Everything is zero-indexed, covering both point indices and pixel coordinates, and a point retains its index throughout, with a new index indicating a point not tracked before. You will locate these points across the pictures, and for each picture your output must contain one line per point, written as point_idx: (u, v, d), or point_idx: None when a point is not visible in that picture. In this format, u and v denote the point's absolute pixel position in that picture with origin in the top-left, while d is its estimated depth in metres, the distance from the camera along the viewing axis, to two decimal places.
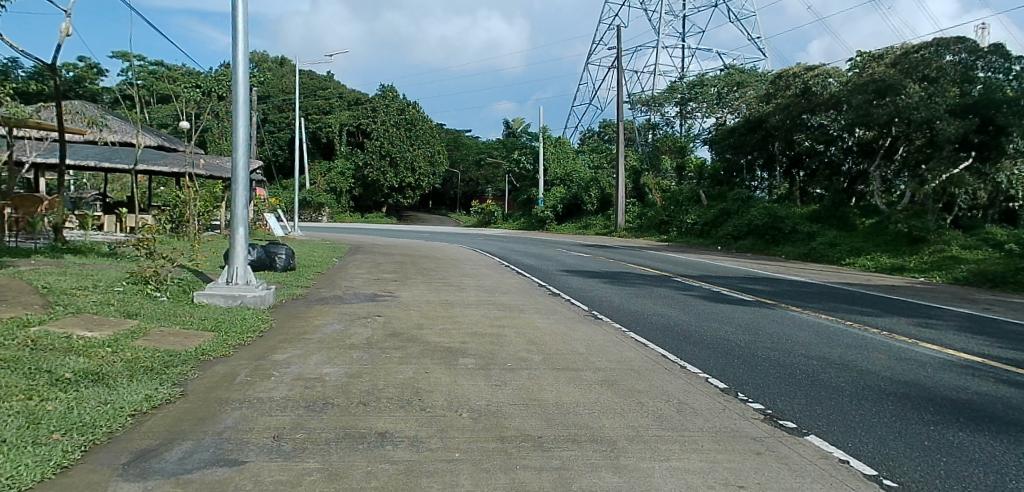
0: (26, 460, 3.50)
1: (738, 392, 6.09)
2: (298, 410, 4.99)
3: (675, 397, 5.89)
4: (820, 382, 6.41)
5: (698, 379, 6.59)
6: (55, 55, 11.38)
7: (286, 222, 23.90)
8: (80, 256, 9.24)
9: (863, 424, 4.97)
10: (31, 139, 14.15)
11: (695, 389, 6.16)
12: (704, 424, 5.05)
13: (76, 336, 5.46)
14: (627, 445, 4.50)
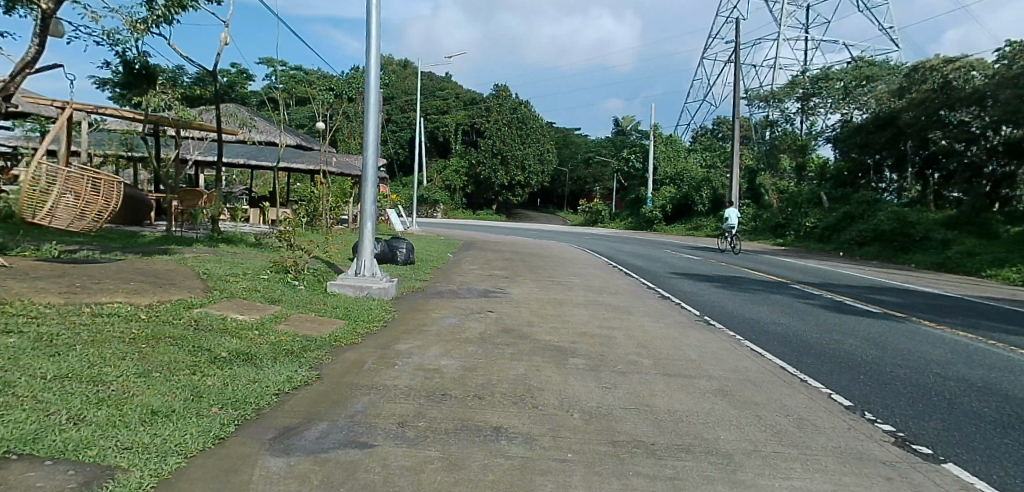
0: (191, 430, 3.88)
1: (864, 411, 5.62)
2: (419, 400, 5.17)
3: (796, 413, 5.53)
4: (959, 405, 5.78)
5: (820, 394, 6.17)
6: (217, 62, 12.56)
7: (405, 217, 24.83)
8: (232, 245, 10.11)
9: (1011, 456, 4.41)
10: (194, 140, 15.69)
11: (817, 405, 5.75)
12: (828, 443, 4.70)
13: (231, 318, 5.99)
14: (746, 460, 4.27)
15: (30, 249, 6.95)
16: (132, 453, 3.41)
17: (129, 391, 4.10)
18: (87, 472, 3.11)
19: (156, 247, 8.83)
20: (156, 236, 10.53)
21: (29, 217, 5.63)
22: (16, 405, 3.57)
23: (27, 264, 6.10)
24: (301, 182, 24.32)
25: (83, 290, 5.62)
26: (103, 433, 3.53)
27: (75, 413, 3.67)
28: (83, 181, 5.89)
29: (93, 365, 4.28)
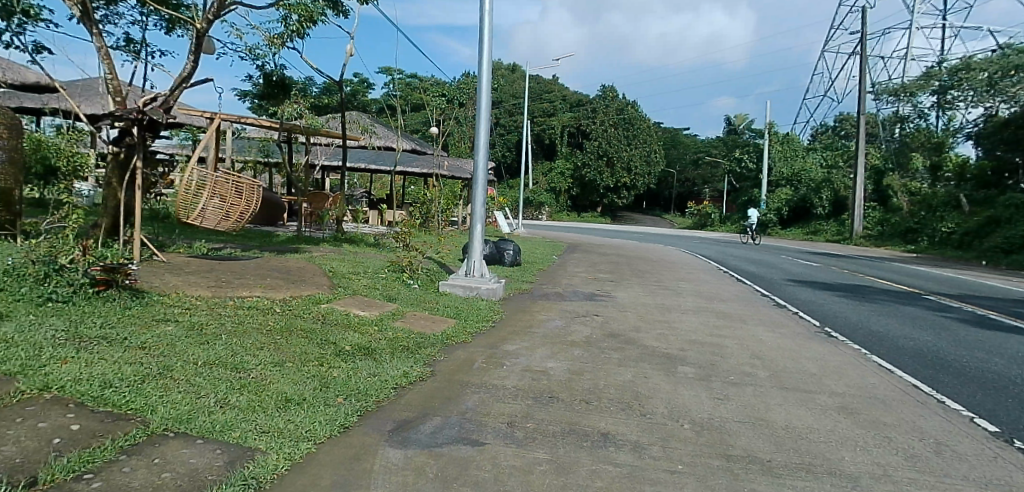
0: (319, 418, 4.11)
1: (1015, 439, 4.99)
2: (527, 401, 5.20)
3: (933, 436, 5.01)
4: None
5: (960, 417, 5.55)
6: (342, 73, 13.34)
7: (512, 219, 25.17)
8: (353, 245, 10.71)
9: None
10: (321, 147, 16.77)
11: (958, 430, 5.18)
12: (971, 473, 4.22)
13: (353, 314, 6.33)
14: (875, 485, 3.93)
15: (185, 246, 7.73)
16: (269, 437, 3.66)
17: (267, 379, 4.39)
18: (232, 452, 3.37)
19: (289, 245, 9.54)
20: (287, 236, 11.37)
21: (186, 218, 6.32)
22: (174, 385, 3.88)
23: (181, 259, 6.77)
24: (415, 184, 25.34)
25: (227, 284, 6.16)
26: (245, 417, 3.80)
27: (222, 396, 3.95)
28: (228, 185, 6.40)
29: (237, 353, 4.62)
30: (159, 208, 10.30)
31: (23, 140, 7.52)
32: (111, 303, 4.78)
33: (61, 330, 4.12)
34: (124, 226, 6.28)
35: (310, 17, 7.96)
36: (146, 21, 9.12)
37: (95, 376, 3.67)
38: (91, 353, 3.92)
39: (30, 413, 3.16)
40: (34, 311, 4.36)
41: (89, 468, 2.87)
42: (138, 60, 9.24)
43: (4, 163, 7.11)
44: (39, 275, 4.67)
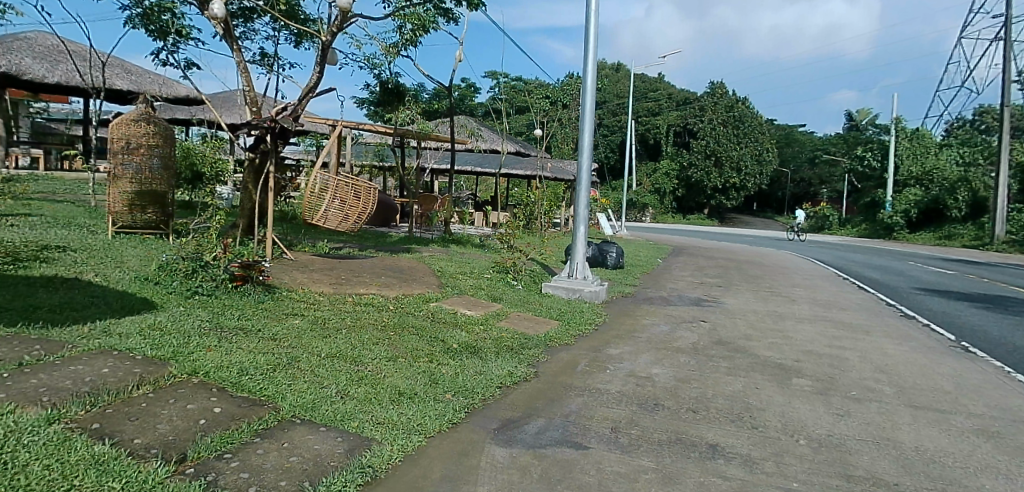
0: (429, 412, 4.23)
1: None
2: (631, 407, 5.08)
3: None
4: None
5: None
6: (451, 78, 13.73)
7: (615, 222, 24.83)
8: (459, 246, 11.02)
9: None
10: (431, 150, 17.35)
11: None
12: None
13: (461, 313, 6.50)
14: None
15: (309, 245, 8.28)
16: (383, 428, 3.81)
17: (381, 373, 4.58)
18: (350, 441, 3.55)
19: (400, 245, 9.97)
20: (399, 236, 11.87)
21: (312, 218, 6.80)
22: (301, 376, 4.14)
23: (306, 258, 7.26)
24: (519, 186, 25.63)
25: (346, 282, 6.52)
26: (362, 408, 3.99)
27: (342, 388, 4.18)
28: (347, 187, 6.77)
29: (355, 348, 4.86)
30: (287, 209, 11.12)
31: (177, 149, 8.32)
32: (247, 297, 5.20)
33: (206, 321, 4.54)
34: (258, 226, 6.82)
35: (423, 25, 8.26)
36: (278, 36, 9.87)
37: (234, 363, 3.98)
38: (231, 342, 4.28)
39: (182, 393, 3.46)
40: (184, 303, 4.83)
41: (228, 449, 3.13)
42: (271, 73, 10.03)
43: (158, 169, 8.03)
44: (188, 269, 5.15)
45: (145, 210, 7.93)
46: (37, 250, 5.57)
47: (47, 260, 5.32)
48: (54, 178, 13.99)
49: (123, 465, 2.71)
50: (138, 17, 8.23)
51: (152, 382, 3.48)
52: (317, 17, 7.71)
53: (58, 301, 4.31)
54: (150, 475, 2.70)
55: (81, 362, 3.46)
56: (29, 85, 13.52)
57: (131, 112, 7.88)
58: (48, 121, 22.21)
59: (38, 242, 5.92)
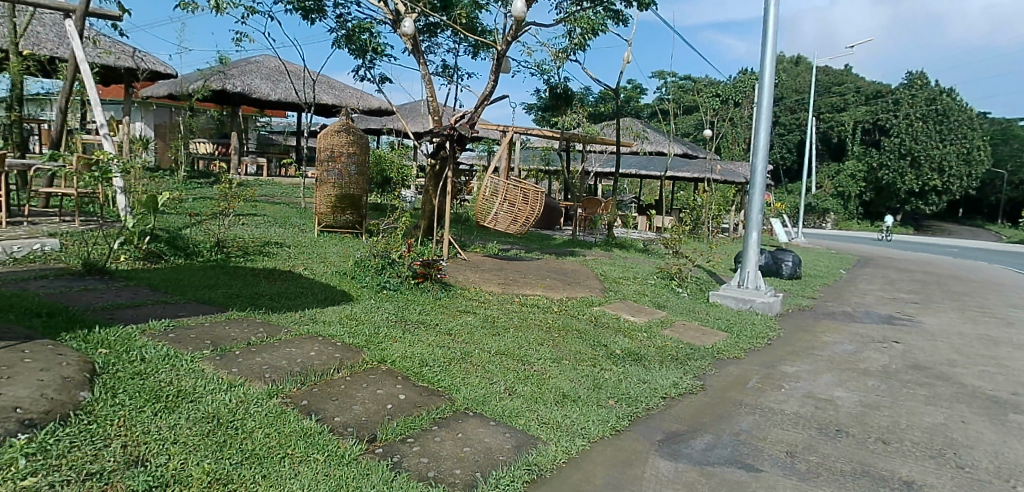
0: (593, 417, 4.16)
1: None
2: (809, 431, 4.62)
3: None
4: None
5: None
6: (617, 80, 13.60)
7: (789, 228, 23.07)
8: (622, 250, 10.90)
9: None
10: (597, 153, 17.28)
11: None
12: None
13: (624, 318, 6.40)
14: None
15: (480, 246, 8.69)
16: (548, 428, 3.84)
17: (545, 373, 4.63)
18: (518, 437, 3.63)
19: (564, 248, 10.11)
20: (563, 239, 12.02)
21: (483, 221, 7.14)
22: (473, 371, 4.33)
23: (477, 258, 7.63)
24: (684, 189, 24.69)
25: (514, 282, 6.75)
26: (528, 406, 4.06)
27: (510, 385, 4.29)
28: (516, 191, 6.99)
29: (522, 347, 4.97)
30: (460, 212, 11.80)
31: (370, 156, 9.19)
32: (426, 293, 5.60)
33: (393, 314, 4.95)
34: (436, 227, 7.31)
35: (592, 29, 8.26)
36: (459, 48, 10.50)
37: (416, 355, 4.28)
38: (412, 335, 4.61)
39: (373, 379, 3.79)
40: (375, 296, 5.32)
41: (410, 433, 3.35)
42: (450, 83, 10.70)
43: (354, 175, 8.89)
44: (378, 265, 5.65)
45: (344, 213, 8.83)
46: (261, 245, 6.46)
47: (268, 255, 6.15)
48: (274, 182, 16.24)
49: (325, 440, 3.01)
50: (342, 38, 9.20)
51: (349, 367, 3.84)
52: (494, 28, 8.07)
53: (277, 290, 4.95)
54: (346, 451, 2.97)
55: (294, 345, 3.93)
56: (256, 102, 15.81)
57: (334, 123, 8.86)
58: (272, 132, 25.84)
59: (261, 238, 6.88)
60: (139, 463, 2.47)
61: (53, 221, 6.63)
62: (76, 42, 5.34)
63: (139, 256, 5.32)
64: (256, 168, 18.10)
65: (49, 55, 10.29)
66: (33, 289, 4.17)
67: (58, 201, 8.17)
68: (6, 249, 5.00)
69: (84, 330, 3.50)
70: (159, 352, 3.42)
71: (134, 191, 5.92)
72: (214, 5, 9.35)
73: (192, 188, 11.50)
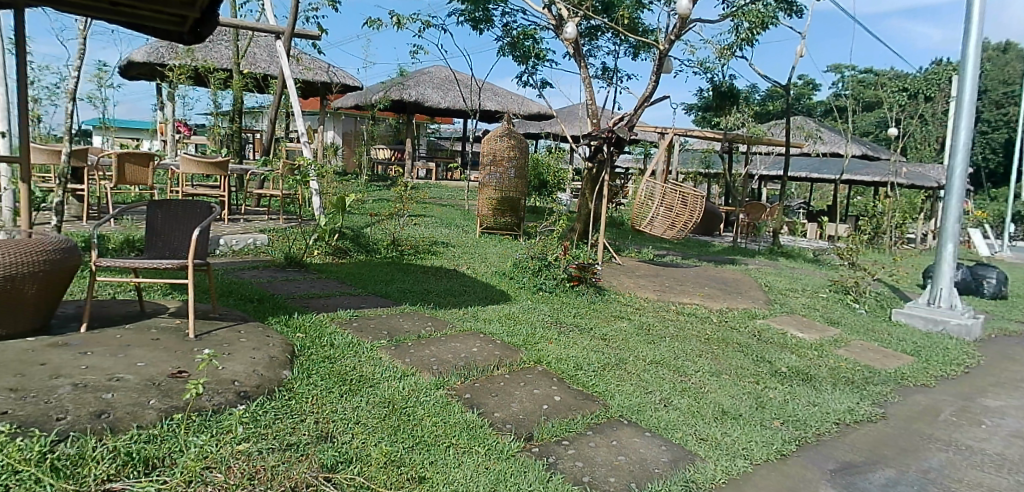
0: (755, 438, 3.78)
1: None
2: (1018, 477, 3.85)
3: None
4: None
5: None
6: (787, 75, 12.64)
7: (994, 241, 19.91)
8: (789, 259, 10.12)
9: None
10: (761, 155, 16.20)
11: None
12: None
13: (791, 334, 5.91)
14: None
15: (635, 251, 8.53)
16: (707, 445, 3.57)
17: (703, 386, 4.36)
18: (674, 451, 3.44)
19: (724, 255, 9.61)
20: (722, 246, 11.41)
21: (640, 225, 7.04)
22: (627, 378, 4.21)
23: (632, 263, 7.50)
24: (864, 195, 22.28)
25: (670, 290, 6.54)
26: (684, 420, 3.83)
27: (666, 396, 4.09)
28: (673, 195, 6.76)
29: (679, 357, 4.76)
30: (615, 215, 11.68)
31: (529, 160, 9.36)
32: (581, 296, 5.60)
33: (548, 316, 5.01)
34: (592, 231, 7.30)
35: (762, 22, 7.76)
36: (619, 50, 10.39)
37: (572, 358, 4.28)
38: (567, 338, 4.63)
39: (530, 379, 3.84)
40: (531, 297, 5.43)
41: (565, 436, 3.33)
42: (610, 86, 10.63)
43: (513, 178, 9.12)
44: (535, 268, 5.78)
45: (503, 215, 9.10)
46: (429, 244, 6.89)
47: (435, 254, 6.54)
48: (441, 185, 17.25)
49: (486, 434, 3.10)
50: (507, 46, 9.51)
51: (508, 365, 3.94)
52: (656, 27, 7.88)
53: (443, 287, 5.24)
54: (505, 446, 3.03)
55: (458, 340, 4.12)
56: (427, 110, 16.94)
57: (497, 129, 9.23)
58: (440, 138, 27.57)
59: (430, 238, 7.32)
60: (327, 439, 2.72)
61: (263, 219, 7.61)
62: (283, 61, 6.03)
63: (328, 251, 5.89)
64: (425, 172, 19.38)
65: (262, 73, 11.84)
66: (247, 278, 4.81)
67: (266, 201, 9.42)
68: (227, 242, 5.80)
69: (286, 315, 3.96)
70: (344, 340, 3.76)
71: (326, 193, 6.61)
72: (395, 21, 10.18)
73: (371, 190, 12.62)
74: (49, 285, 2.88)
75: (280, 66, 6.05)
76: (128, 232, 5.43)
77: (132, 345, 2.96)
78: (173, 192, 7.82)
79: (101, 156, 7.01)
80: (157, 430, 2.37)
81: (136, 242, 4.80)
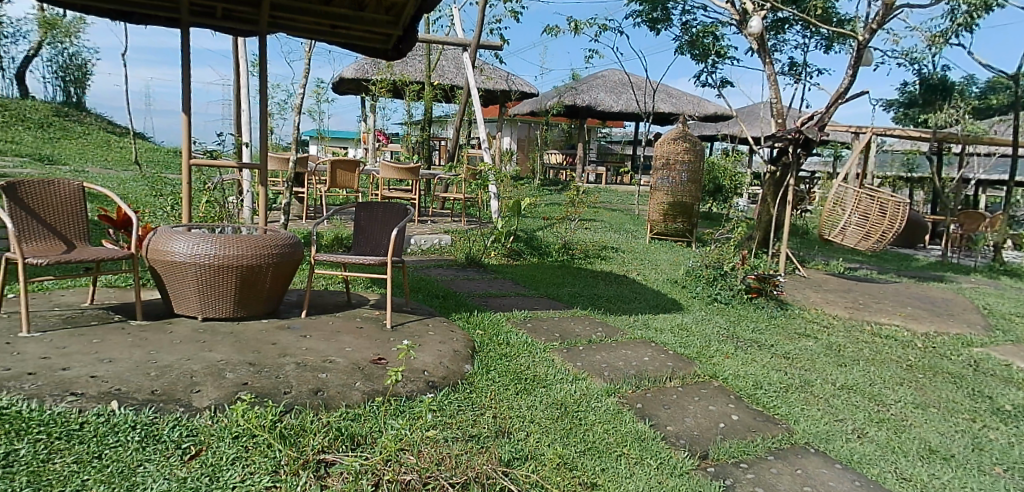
0: (972, 483, 3.11)
1: None
2: None
3: None
4: None
5: None
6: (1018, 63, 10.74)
7: None
8: (1015, 279, 8.58)
9: None
10: (978, 157, 13.94)
11: None
12: None
13: (1018, 366, 4.96)
14: None
15: (822, 263, 7.81)
16: (910, 486, 3.00)
17: (907, 418, 3.78)
18: (870, 489, 2.90)
19: (930, 272, 8.42)
20: (926, 261, 10.02)
21: (828, 235, 6.48)
22: (813, 402, 3.81)
23: (820, 276, 6.89)
24: None
25: (864, 308, 5.89)
26: (882, 454, 3.29)
27: (859, 426, 3.60)
28: (870, 201, 6.11)
29: (875, 384, 4.22)
30: (798, 223, 10.80)
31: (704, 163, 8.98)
32: (760, 309, 5.27)
33: (725, 328, 4.76)
34: (772, 239, 6.83)
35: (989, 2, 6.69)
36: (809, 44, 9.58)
37: (751, 375, 4.01)
38: (746, 353, 4.35)
39: (705, 394, 3.63)
40: (706, 308, 5.20)
41: (744, 458, 3.02)
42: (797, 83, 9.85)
43: (686, 182, 8.80)
44: (710, 277, 5.55)
45: (675, 220, 8.82)
46: (599, 249, 6.89)
47: (606, 258, 6.53)
48: (611, 190, 17.20)
49: (659, 447, 2.96)
50: (685, 45, 9.24)
51: (681, 377, 3.79)
52: (855, 16, 7.14)
53: (614, 293, 5.21)
54: (679, 462, 2.86)
55: (629, 348, 4.06)
56: (600, 114, 17.02)
57: (671, 131, 9.00)
58: (610, 143, 27.55)
59: (600, 243, 7.34)
60: (504, 434, 2.80)
61: (447, 220, 8.15)
62: (469, 73, 6.34)
63: (504, 253, 6.13)
64: (595, 176, 19.42)
65: (449, 84, 12.65)
66: (434, 275, 5.16)
67: (449, 204, 10.11)
68: (417, 242, 6.30)
69: (468, 312, 4.18)
70: (519, 339, 3.88)
71: (503, 197, 6.89)
72: (572, 27, 10.36)
73: (543, 194, 12.99)
74: (280, 276, 3.31)
75: (465, 78, 6.37)
76: (337, 230, 6.14)
77: (341, 332, 3.31)
78: (373, 194, 8.71)
79: (319, 163, 8.02)
80: (361, 410, 2.61)
81: (344, 240, 5.38)
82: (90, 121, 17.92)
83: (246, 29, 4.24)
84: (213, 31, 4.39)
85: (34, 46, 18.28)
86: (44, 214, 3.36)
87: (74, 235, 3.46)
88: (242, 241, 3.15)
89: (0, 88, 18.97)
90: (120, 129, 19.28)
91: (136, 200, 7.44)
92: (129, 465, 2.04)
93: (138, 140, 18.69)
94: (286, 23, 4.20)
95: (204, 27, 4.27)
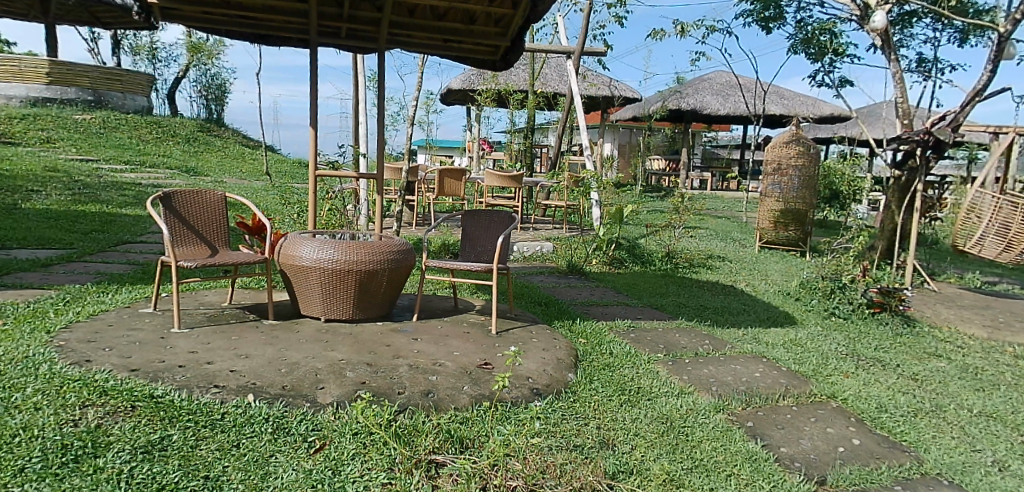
0: None
1: None
2: None
3: None
4: None
5: None
6: None
7: None
8: None
9: None
10: None
11: None
12: None
13: None
14: None
15: (956, 277, 7.12)
16: None
17: None
18: None
19: None
20: None
21: (963, 246, 5.92)
22: (946, 429, 3.47)
23: (953, 291, 6.29)
24: None
25: (1006, 326, 5.30)
26: None
27: (1002, 458, 3.22)
28: (1011, 209, 5.54)
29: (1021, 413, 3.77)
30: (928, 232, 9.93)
31: (819, 168, 8.47)
32: (884, 326, 4.89)
33: (844, 345, 4.46)
34: (897, 251, 6.32)
35: None
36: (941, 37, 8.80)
37: (873, 396, 3.73)
38: (868, 373, 4.06)
39: (822, 415, 3.42)
40: (822, 323, 4.91)
41: (867, 486, 2.79)
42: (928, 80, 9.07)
43: (798, 187, 8.34)
44: (827, 290, 5.25)
45: (787, 229, 8.38)
46: (705, 258, 6.68)
47: (712, 268, 6.33)
48: (715, 195, 16.60)
49: (772, 469, 2.80)
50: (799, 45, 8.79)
51: (795, 396, 3.59)
52: (995, 5, 6.49)
53: (722, 305, 5.02)
54: (794, 486, 2.69)
55: (739, 363, 3.90)
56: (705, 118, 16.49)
57: (782, 135, 8.59)
58: (716, 146, 26.57)
59: (707, 252, 7.11)
60: (609, 446, 2.77)
61: (549, 227, 8.20)
62: (572, 80, 6.33)
63: (606, 260, 6.08)
64: (698, 181, 18.82)
65: (551, 92, 12.75)
66: (537, 282, 5.21)
67: (551, 211, 10.16)
68: (519, 249, 6.38)
69: (571, 321, 4.19)
70: (623, 349, 3.84)
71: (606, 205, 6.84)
72: (679, 30, 10.12)
73: (646, 201, 12.77)
74: (394, 281, 3.47)
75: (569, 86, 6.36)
76: (444, 237, 6.36)
77: (450, 336, 3.41)
78: (479, 202, 8.94)
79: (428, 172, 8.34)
80: (469, 414, 2.67)
81: (452, 247, 5.56)
82: (226, 135, 19.70)
83: (366, 46, 4.50)
84: (338, 49, 4.69)
85: (183, 68, 20.33)
86: (194, 221, 3.72)
87: (218, 240, 3.81)
88: (362, 247, 3.34)
89: (156, 107, 21.31)
90: (252, 141, 21.05)
91: (267, 208, 8.09)
92: (264, 455, 2.20)
93: (266, 152, 20.32)
94: (402, 39, 4.41)
95: (329, 46, 4.58)
